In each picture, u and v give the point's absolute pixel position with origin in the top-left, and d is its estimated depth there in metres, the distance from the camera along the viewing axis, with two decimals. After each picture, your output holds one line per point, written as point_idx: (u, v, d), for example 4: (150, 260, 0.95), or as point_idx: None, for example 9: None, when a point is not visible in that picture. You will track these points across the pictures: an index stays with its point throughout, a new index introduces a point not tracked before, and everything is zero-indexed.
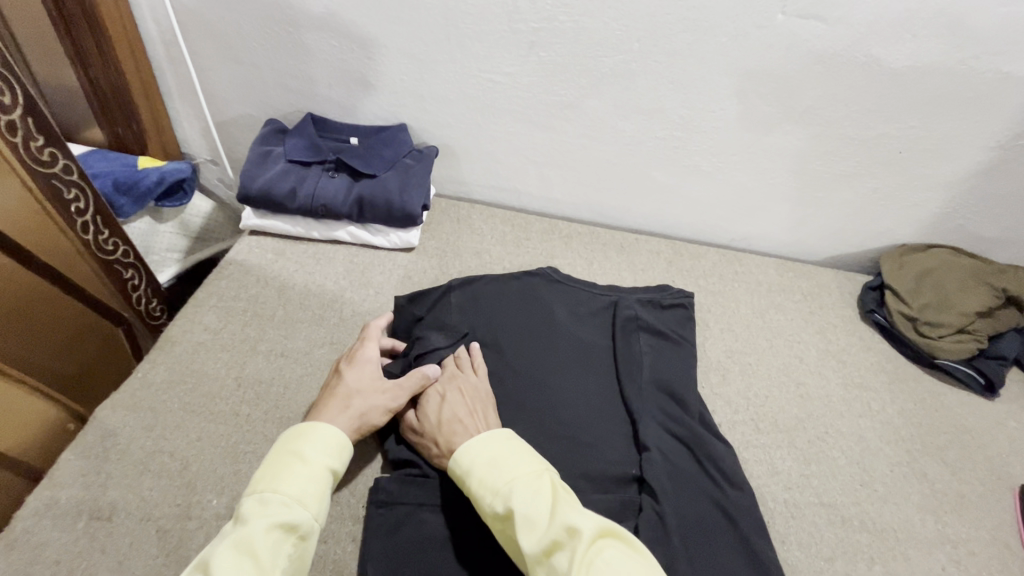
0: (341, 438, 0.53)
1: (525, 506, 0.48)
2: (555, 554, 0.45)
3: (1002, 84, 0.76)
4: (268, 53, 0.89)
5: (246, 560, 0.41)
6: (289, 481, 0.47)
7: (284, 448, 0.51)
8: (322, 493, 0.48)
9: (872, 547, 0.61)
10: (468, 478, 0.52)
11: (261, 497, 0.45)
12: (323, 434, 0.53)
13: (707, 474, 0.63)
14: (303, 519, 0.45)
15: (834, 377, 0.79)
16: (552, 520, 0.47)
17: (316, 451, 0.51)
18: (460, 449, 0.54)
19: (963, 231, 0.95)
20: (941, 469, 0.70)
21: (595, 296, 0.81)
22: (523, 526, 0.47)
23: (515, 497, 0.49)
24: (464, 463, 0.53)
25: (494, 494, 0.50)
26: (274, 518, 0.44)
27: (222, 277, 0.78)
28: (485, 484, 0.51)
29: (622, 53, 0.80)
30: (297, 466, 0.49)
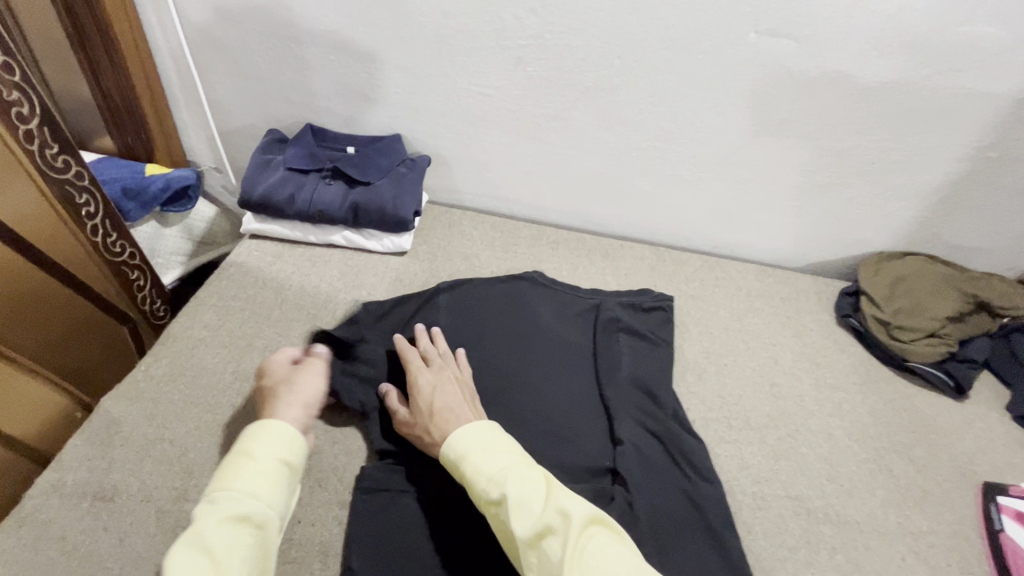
0: (291, 429, 0.54)
1: (520, 492, 0.51)
2: (547, 537, 0.48)
3: (966, 100, 0.80)
4: (271, 67, 0.94)
5: (198, 556, 0.43)
6: (239, 477, 0.49)
7: (237, 446, 0.52)
8: (275, 484, 0.49)
9: (834, 537, 0.64)
10: (464, 464, 0.55)
11: (212, 497, 0.47)
12: (275, 429, 0.53)
13: (678, 466, 0.67)
14: (255, 512, 0.47)
15: (808, 378, 0.83)
16: (546, 507, 0.50)
17: (265, 446, 0.51)
18: (455, 438, 0.57)
19: (937, 239, 0.98)
20: (907, 466, 0.73)
21: (578, 299, 0.84)
22: (517, 510, 0.50)
23: (511, 484, 0.51)
24: (460, 451, 0.56)
25: (489, 481, 0.53)
26: (225, 515, 0.46)
27: (223, 278, 0.83)
28: (480, 470, 0.54)
29: (604, 68, 0.85)
30: (247, 462, 0.50)
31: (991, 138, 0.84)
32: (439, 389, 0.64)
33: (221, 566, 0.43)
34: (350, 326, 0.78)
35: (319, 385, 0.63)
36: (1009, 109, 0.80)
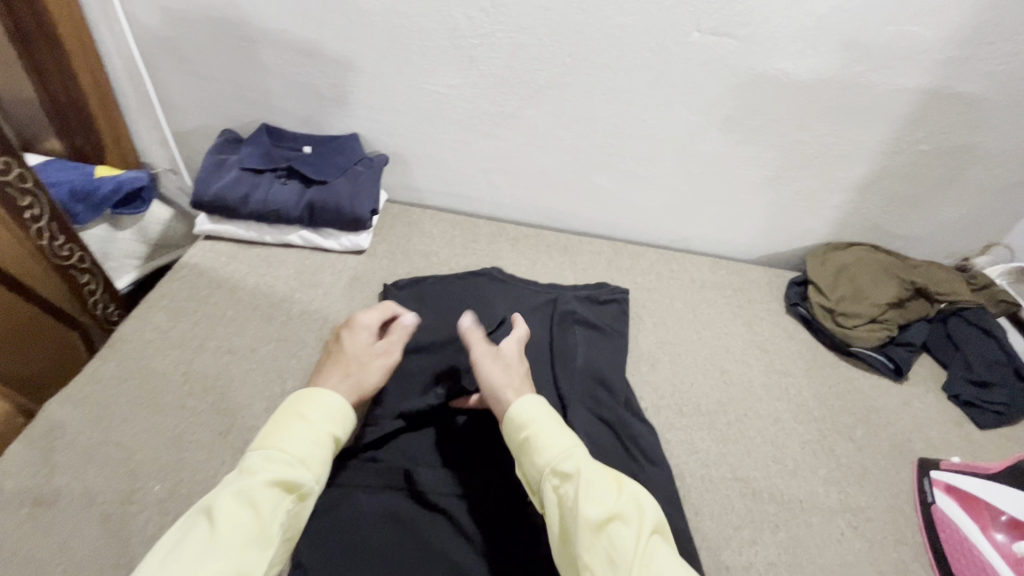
0: (342, 401, 0.56)
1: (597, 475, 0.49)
2: (614, 523, 0.47)
3: (897, 96, 0.84)
4: (224, 67, 0.93)
5: (248, 511, 0.45)
6: (294, 441, 0.50)
7: (292, 407, 0.53)
8: (323, 456, 0.51)
9: (778, 516, 0.66)
10: (534, 430, 0.53)
11: (266, 454, 0.48)
12: (330, 398, 0.55)
13: (629, 452, 0.68)
14: (304, 480, 0.48)
15: (756, 364, 0.85)
16: (620, 496, 0.48)
17: (318, 415, 0.53)
18: (530, 401, 0.55)
19: (877, 229, 1.03)
20: (848, 445, 0.76)
21: (535, 293, 0.86)
22: (591, 490, 0.48)
23: (587, 465, 0.50)
24: (535, 416, 0.54)
25: (562, 455, 0.51)
26: (277, 476, 0.47)
27: (175, 279, 0.81)
28: (553, 441, 0.52)
29: (556, 67, 0.86)
30: (301, 426, 0.51)
31: (922, 132, 0.88)
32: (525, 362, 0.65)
33: (267, 526, 0.45)
34: (305, 325, 0.78)
35: (381, 372, 0.63)
36: (937, 104, 0.85)
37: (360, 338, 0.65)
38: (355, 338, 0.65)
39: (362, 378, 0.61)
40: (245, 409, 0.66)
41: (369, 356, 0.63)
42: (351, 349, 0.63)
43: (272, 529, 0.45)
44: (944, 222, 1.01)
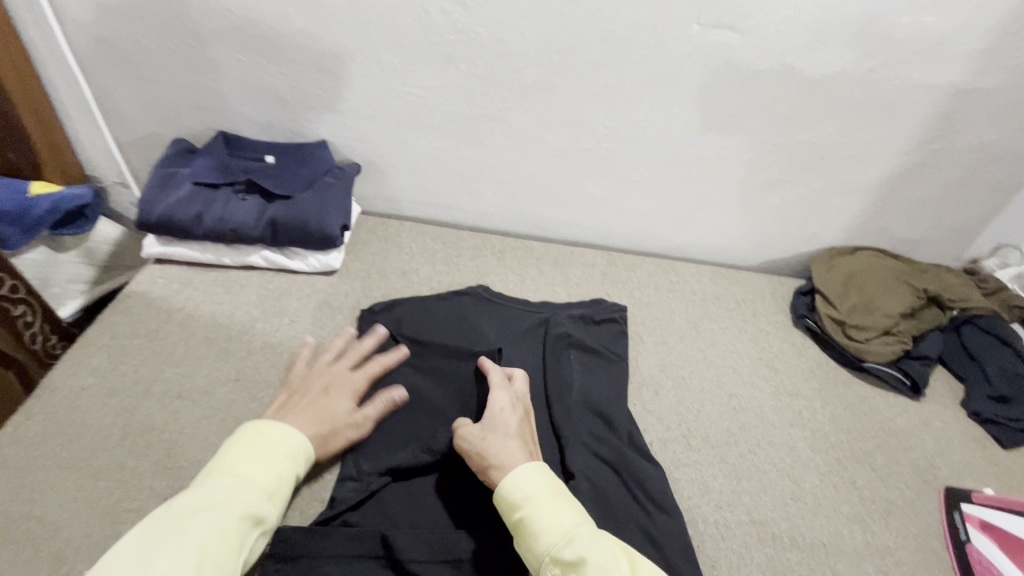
0: (308, 445, 0.57)
1: (602, 556, 0.47)
2: None
3: (911, 92, 0.78)
4: (172, 70, 0.83)
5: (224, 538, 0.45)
6: (264, 474, 0.52)
7: (260, 439, 0.54)
8: (285, 492, 0.53)
9: (801, 564, 0.60)
10: (530, 509, 0.50)
11: (238, 484, 0.49)
12: (298, 436, 0.56)
13: (635, 498, 0.61)
14: (269, 514, 0.50)
15: (766, 386, 0.79)
16: None
17: (287, 450, 0.54)
18: (522, 477, 0.52)
19: (885, 233, 0.98)
20: (870, 475, 0.70)
21: (525, 315, 0.78)
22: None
23: (591, 546, 0.47)
24: (528, 492, 0.51)
25: (563, 538, 0.48)
26: (249, 508, 0.49)
27: (118, 312, 0.72)
28: (553, 521, 0.49)
29: (543, 65, 0.78)
30: (271, 459, 0.53)
31: (936, 131, 0.83)
32: (519, 417, 0.60)
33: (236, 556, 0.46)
34: (267, 361, 0.69)
35: (352, 432, 0.62)
36: (952, 100, 0.79)
37: (344, 403, 0.63)
38: (339, 401, 0.63)
39: (332, 438, 0.60)
40: (197, 466, 0.58)
41: (343, 425, 0.61)
42: (331, 409, 0.61)
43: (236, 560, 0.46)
44: (954, 224, 0.96)
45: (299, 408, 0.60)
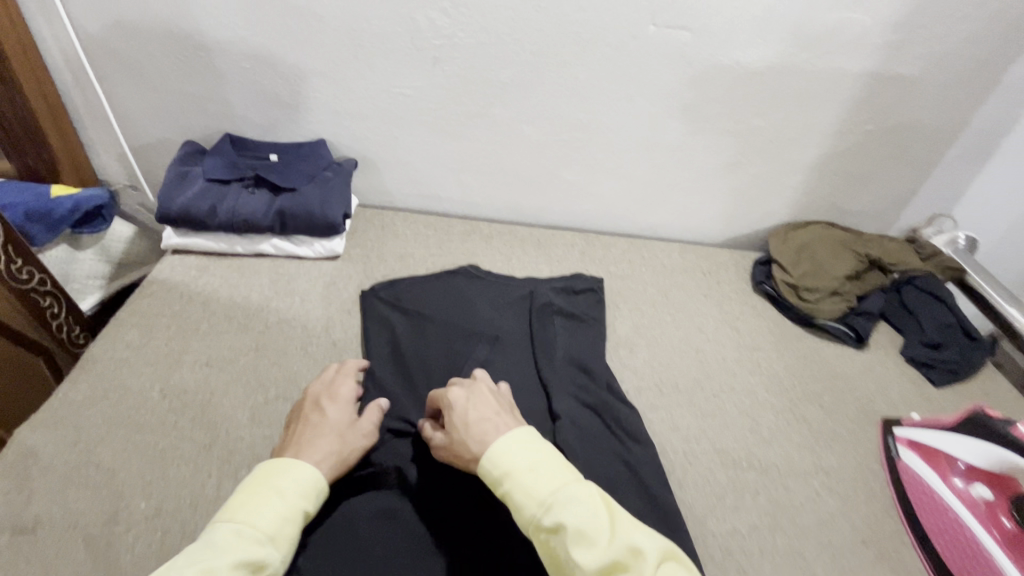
0: (318, 475, 0.53)
1: (580, 517, 0.47)
2: (614, 569, 0.45)
3: (841, 79, 0.89)
4: (181, 79, 0.92)
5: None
6: (267, 516, 0.48)
7: (264, 479, 0.50)
8: (292, 534, 0.49)
9: (757, 482, 0.69)
10: (509, 483, 0.51)
11: (236, 528, 0.46)
12: (304, 469, 0.52)
13: (613, 434, 0.70)
14: (272, 560, 0.46)
15: (728, 342, 0.89)
16: (613, 537, 0.47)
17: (294, 487, 0.51)
18: (495, 455, 0.52)
19: (832, 207, 1.09)
20: (819, 412, 0.80)
21: (512, 288, 0.87)
22: (579, 538, 0.46)
23: (569, 508, 0.48)
24: (504, 467, 0.52)
25: (541, 506, 0.49)
26: (248, 555, 0.45)
27: (145, 295, 0.80)
28: (531, 492, 0.50)
29: (519, 64, 0.88)
30: (276, 497, 0.49)
31: (866, 113, 0.94)
32: (474, 402, 0.59)
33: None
34: (283, 333, 0.78)
35: (364, 442, 0.60)
36: (878, 85, 0.90)
37: (343, 413, 0.61)
38: (336, 412, 0.61)
39: (345, 450, 0.58)
40: (228, 420, 0.66)
41: (354, 433, 0.60)
42: (334, 424, 0.60)
43: None
44: (890, 196, 1.08)
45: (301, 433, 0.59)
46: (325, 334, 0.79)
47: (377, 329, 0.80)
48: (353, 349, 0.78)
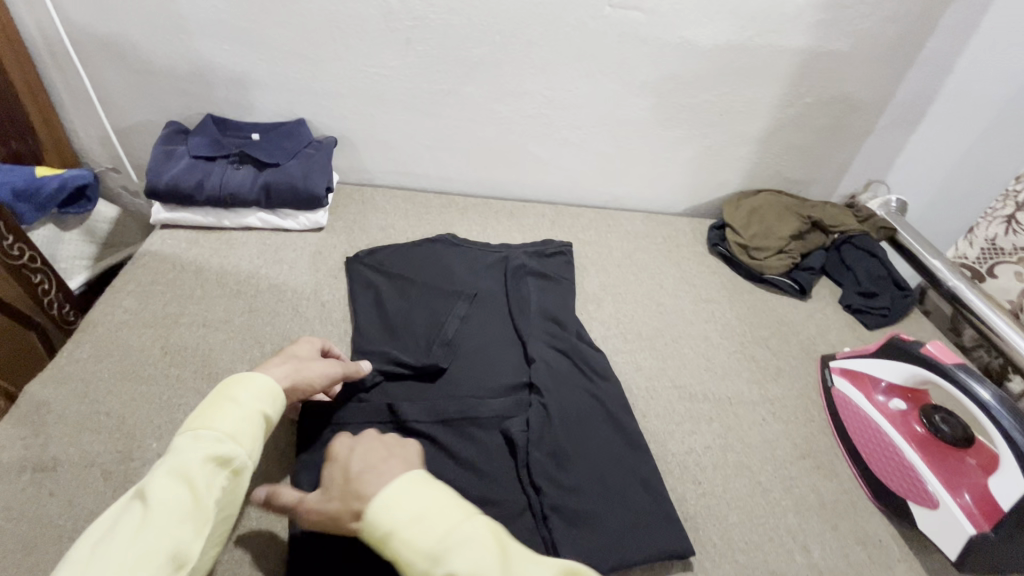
0: (270, 383, 0.55)
1: (475, 563, 0.43)
2: None
3: (780, 56, 0.99)
4: (163, 61, 0.95)
5: (183, 488, 0.44)
6: (222, 419, 0.49)
7: (219, 392, 0.52)
8: (254, 432, 0.51)
9: (711, 410, 0.78)
10: (393, 541, 0.44)
11: (192, 433, 0.48)
12: (256, 380, 0.54)
13: (583, 374, 0.78)
14: (238, 454, 0.48)
15: (686, 296, 0.98)
16: None
17: (248, 393, 0.52)
18: (374, 512, 0.45)
19: (778, 176, 1.19)
20: (765, 352, 0.89)
21: (488, 253, 0.94)
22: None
23: (461, 557, 0.43)
24: (385, 525, 0.45)
25: (431, 560, 0.43)
26: (209, 452, 0.47)
27: (138, 266, 0.84)
28: (417, 547, 0.44)
29: (488, 44, 0.95)
30: (232, 403, 0.51)
31: (804, 87, 1.04)
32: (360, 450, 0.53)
33: (202, 502, 0.45)
34: (274, 297, 0.83)
35: (322, 368, 0.64)
36: (812, 61, 1.00)
37: (308, 347, 0.66)
38: (300, 347, 0.66)
39: (302, 369, 0.62)
40: (228, 372, 0.71)
41: (311, 363, 0.64)
42: (295, 354, 0.64)
43: (205, 504, 0.45)
44: (830, 165, 1.18)
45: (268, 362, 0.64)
46: (315, 296, 0.85)
47: (363, 291, 0.85)
48: (341, 310, 0.84)
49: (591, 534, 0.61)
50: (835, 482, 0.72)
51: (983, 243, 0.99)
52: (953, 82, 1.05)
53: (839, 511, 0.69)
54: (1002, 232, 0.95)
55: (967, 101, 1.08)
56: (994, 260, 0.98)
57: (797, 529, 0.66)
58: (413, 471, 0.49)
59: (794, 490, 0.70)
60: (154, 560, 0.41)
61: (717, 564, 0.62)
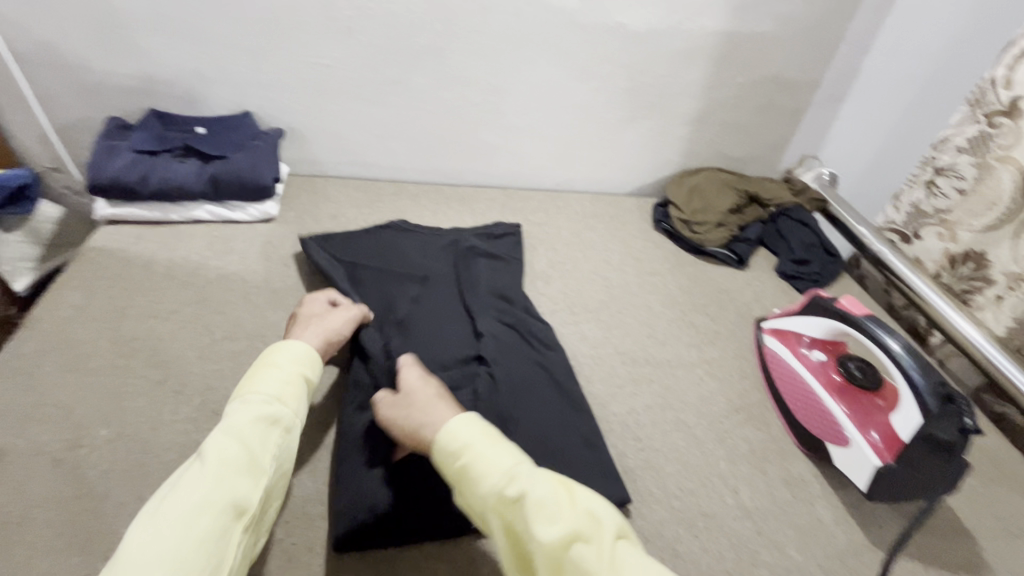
0: (305, 350, 0.64)
1: (543, 492, 0.48)
2: (573, 542, 0.46)
3: (711, 38, 1.04)
4: (101, 57, 0.94)
5: (242, 442, 0.52)
6: (269, 384, 0.57)
7: (259, 365, 0.60)
8: (296, 394, 0.59)
9: (652, 373, 0.83)
10: (469, 456, 0.51)
11: (244, 398, 0.55)
12: (292, 350, 0.63)
13: (530, 345, 0.82)
14: (283, 414, 0.56)
15: (631, 270, 1.03)
16: (574, 510, 0.48)
17: (286, 361, 0.60)
18: (459, 425, 0.53)
19: (718, 154, 1.25)
20: (705, 318, 0.95)
21: (439, 237, 0.97)
22: (542, 514, 0.47)
23: (534, 483, 0.49)
24: (463, 440, 0.52)
25: (503, 478, 0.49)
26: (260, 413, 0.55)
27: (83, 262, 0.84)
28: (492, 465, 0.50)
29: (430, 33, 0.97)
30: (273, 371, 0.59)
31: (736, 68, 1.09)
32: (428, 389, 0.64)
33: (259, 453, 0.52)
34: (224, 286, 0.84)
35: (343, 316, 0.74)
36: (742, 43, 1.06)
37: (317, 305, 0.75)
38: (311, 306, 0.75)
39: (327, 325, 0.71)
40: (178, 359, 0.72)
41: (331, 316, 0.73)
42: (311, 314, 0.73)
43: (263, 455, 0.53)
44: (765, 142, 1.25)
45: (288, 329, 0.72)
46: (267, 284, 0.86)
47: (315, 278, 0.87)
48: (293, 296, 0.86)
49: None
50: (765, 432, 0.77)
51: (909, 208, 1.05)
52: (874, 60, 1.13)
53: (767, 456, 0.74)
54: (924, 196, 1.01)
55: (885, 79, 1.15)
56: (919, 223, 1.03)
57: (729, 475, 0.71)
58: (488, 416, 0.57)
59: (728, 441, 0.75)
60: (224, 503, 0.48)
61: (654, 511, 0.66)
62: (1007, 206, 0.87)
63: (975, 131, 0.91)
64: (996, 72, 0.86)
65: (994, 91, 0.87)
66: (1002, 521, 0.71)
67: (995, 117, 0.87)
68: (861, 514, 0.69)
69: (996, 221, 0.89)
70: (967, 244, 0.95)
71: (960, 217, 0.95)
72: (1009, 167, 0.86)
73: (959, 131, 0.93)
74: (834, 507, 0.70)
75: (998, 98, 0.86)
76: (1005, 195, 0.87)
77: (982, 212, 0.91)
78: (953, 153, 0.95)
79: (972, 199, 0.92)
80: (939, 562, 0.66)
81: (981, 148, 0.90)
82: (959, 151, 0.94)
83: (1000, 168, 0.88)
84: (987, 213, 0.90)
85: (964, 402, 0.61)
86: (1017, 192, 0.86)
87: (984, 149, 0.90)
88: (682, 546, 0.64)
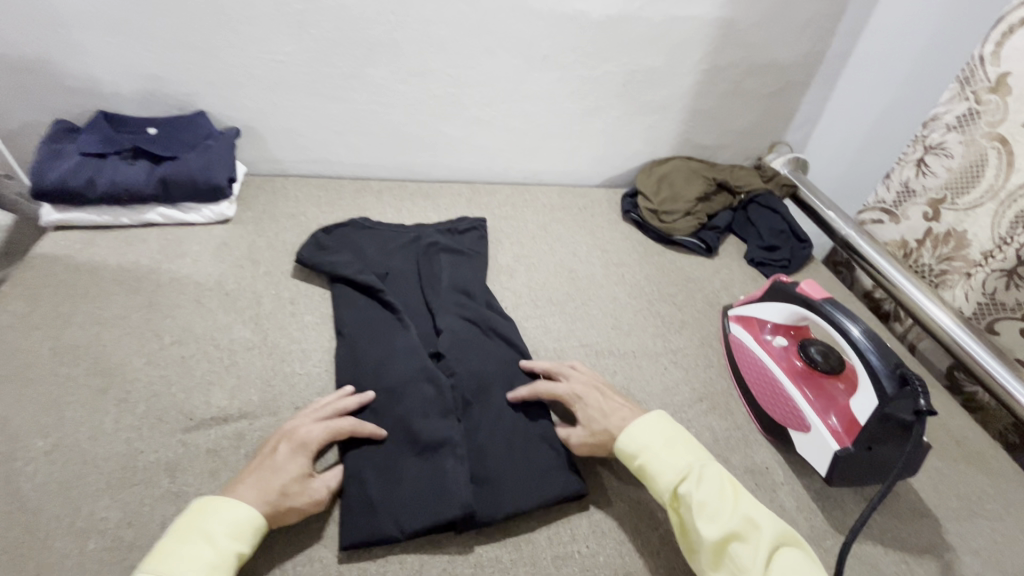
0: (248, 525, 0.53)
1: (709, 494, 0.57)
2: (733, 541, 0.55)
3: (674, 25, 1.02)
4: (40, 58, 0.90)
5: None
6: (189, 562, 0.49)
7: (192, 521, 0.52)
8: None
9: (615, 365, 0.82)
10: (645, 458, 0.61)
11: None
12: (234, 514, 0.53)
13: (493, 340, 0.80)
14: None
15: (597, 262, 1.01)
16: (734, 514, 0.56)
17: (223, 531, 0.52)
18: (630, 434, 0.63)
19: (687, 142, 1.24)
20: (671, 307, 0.94)
21: (400, 233, 0.94)
22: (706, 515, 0.56)
23: (700, 486, 0.58)
24: (636, 445, 0.62)
25: (673, 480, 0.59)
26: None
27: (27, 269, 0.81)
28: (666, 466, 0.60)
29: (384, 25, 0.94)
30: (201, 544, 0.50)
31: (700, 53, 1.08)
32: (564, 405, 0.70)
33: None
34: (175, 289, 0.82)
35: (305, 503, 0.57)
36: (705, 29, 1.04)
37: (297, 465, 0.59)
38: (290, 466, 0.58)
39: (281, 512, 0.56)
40: (122, 367, 0.70)
41: (295, 495, 0.57)
42: (280, 480, 0.57)
43: None
44: (735, 128, 1.24)
45: (250, 475, 0.57)
46: (220, 285, 0.84)
47: (270, 282, 0.85)
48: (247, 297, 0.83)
49: (490, 487, 0.63)
50: (729, 420, 0.77)
51: (899, 185, 1.02)
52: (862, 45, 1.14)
53: (731, 444, 0.74)
54: (913, 174, 0.99)
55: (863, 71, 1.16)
56: (908, 202, 1.01)
57: None
58: (663, 414, 0.66)
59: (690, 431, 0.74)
60: None
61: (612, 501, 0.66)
62: (991, 182, 0.87)
63: (964, 109, 0.89)
64: (984, 49, 0.84)
65: (982, 68, 0.85)
66: (964, 500, 0.71)
67: (983, 94, 0.86)
68: (823, 498, 0.69)
69: (980, 198, 0.88)
70: (950, 223, 0.94)
71: (947, 196, 0.94)
72: (995, 144, 0.85)
73: (948, 109, 0.91)
74: (796, 493, 0.69)
75: (985, 76, 0.85)
76: (989, 171, 0.87)
77: (969, 190, 0.90)
78: (942, 131, 0.93)
79: (960, 177, 0.91)
80: (899, 544, 0.65)
81: (969, 126, 0.88)
82: (949, 129, 0.92)
83: (986, 145, 0.87)
84: (971, 190, 0.90)
85: (919, 383, 0.60)
86: (1000, 167, 0.85)
87: (972, 127, 0.88)
88: (640, 537, 0.64)
